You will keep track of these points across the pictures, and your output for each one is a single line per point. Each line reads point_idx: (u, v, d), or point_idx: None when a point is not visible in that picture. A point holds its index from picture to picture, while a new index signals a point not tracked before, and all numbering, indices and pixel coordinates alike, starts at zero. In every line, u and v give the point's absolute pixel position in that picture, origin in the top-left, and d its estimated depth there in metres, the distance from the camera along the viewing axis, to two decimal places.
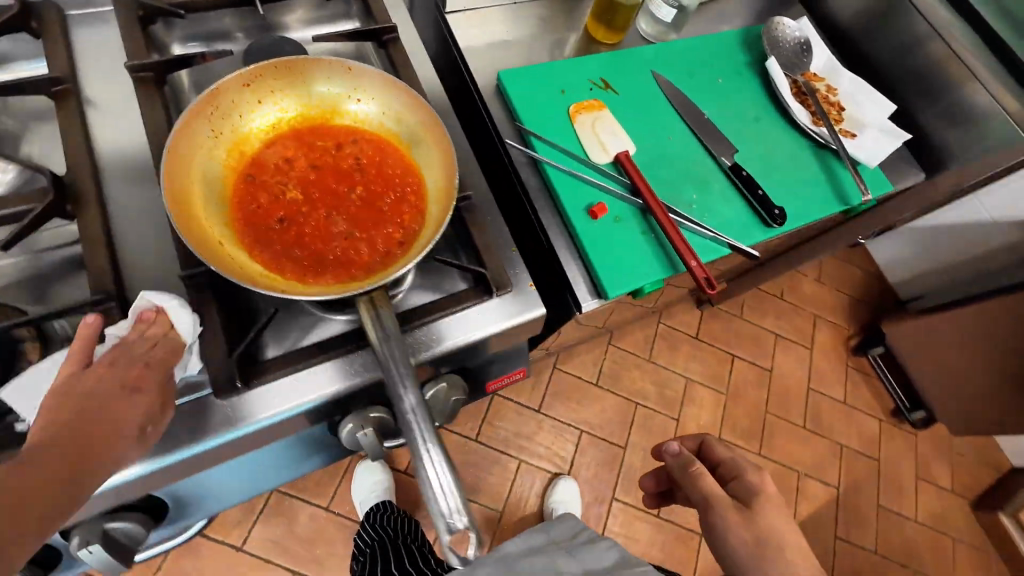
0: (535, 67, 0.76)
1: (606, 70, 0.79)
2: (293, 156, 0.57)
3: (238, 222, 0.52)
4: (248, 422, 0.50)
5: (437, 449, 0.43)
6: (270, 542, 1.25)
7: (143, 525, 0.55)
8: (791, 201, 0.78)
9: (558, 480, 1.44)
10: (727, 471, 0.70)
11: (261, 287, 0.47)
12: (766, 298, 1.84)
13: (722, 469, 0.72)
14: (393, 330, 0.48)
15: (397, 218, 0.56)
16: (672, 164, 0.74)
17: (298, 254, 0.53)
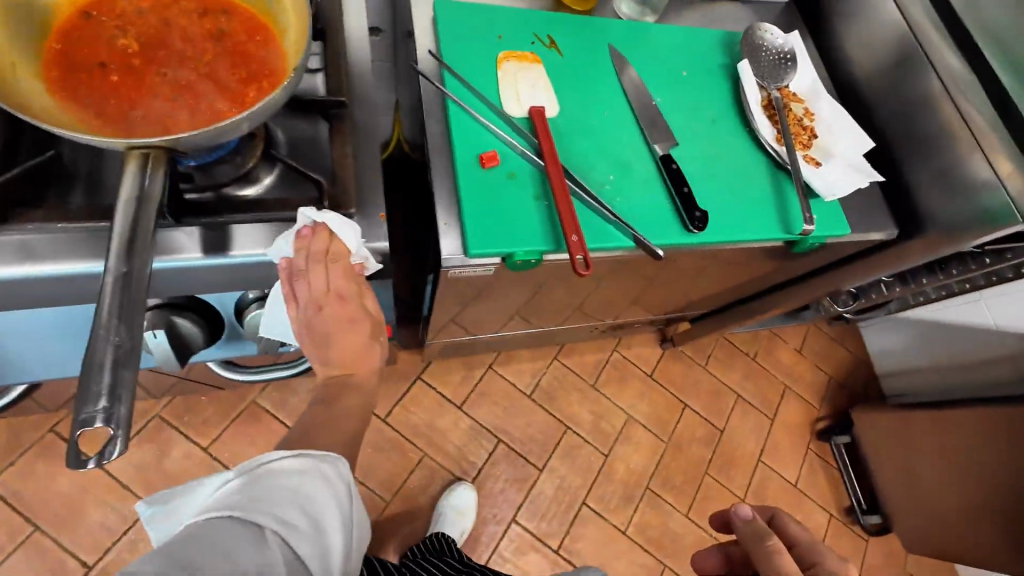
0: (481, 7, 0.70)
1: (557, 31, 0.72)
2: (146, 6, 0.51)
3: (50, 52, 0.47)
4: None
5: (124, 329, 0.35)
6: (133, 466, 1.16)
7: None
8: (725, 213, 0.69)
9: (455, 486, 1.32)
10: (801, 556, 0.58)
11: (21, 111, 0.41)
12: (736, 355, 1.71)
13: (794, 551, 0.59)
14: (151, 195, 0.40)
15: (238, 96, 0.49)
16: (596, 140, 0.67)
17: (105, 102, 0.46)
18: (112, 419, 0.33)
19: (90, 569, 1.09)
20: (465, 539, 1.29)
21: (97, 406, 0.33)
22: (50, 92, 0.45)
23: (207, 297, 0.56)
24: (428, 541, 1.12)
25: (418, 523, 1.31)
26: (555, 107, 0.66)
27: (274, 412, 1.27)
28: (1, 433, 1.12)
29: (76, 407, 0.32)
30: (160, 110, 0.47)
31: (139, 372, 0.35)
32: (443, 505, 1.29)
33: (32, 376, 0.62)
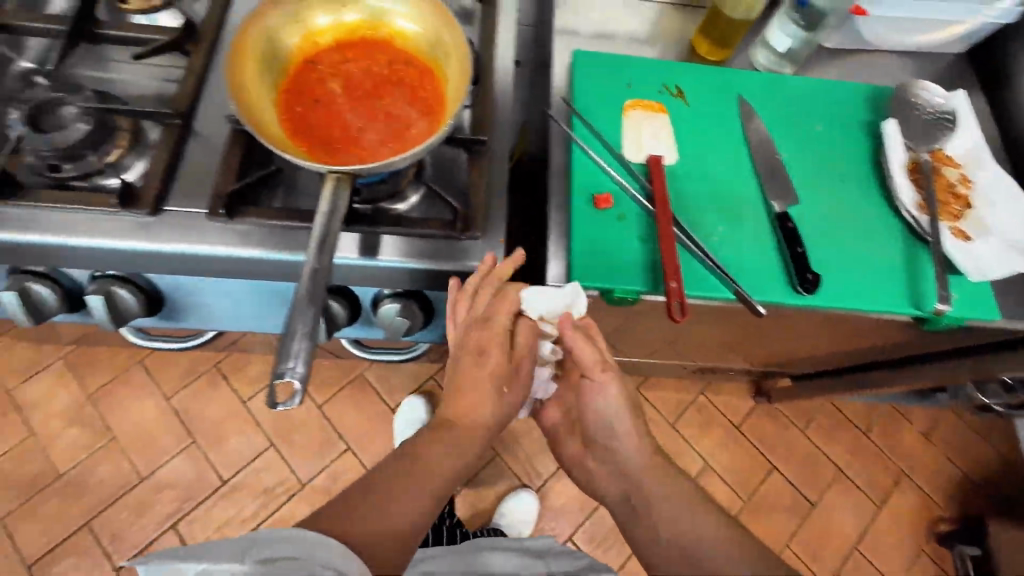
0: (615, 58, 0.76)
1: (685, 81, 0.76)
2: (350, 56, 0.65)
3: (282, 89, 0.62)
4: (222, 243, 0.60)
5: (310, 311, 0.46)
6: (266, 407, 1.41)
7: (140, 304, 0.68)
8: (844, 279, 0.65)
9: (518, 490, 1.38)
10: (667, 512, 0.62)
11: (263, 136, 0.55)
12: (842, 424, 1.54)
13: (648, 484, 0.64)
14: (338, 208, 0.52)
15: (407, 135, 0.61)
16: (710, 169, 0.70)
17: (313, 130, 0.61)
18: (295, 377, 0.43)
19: (224, 483, 1.34)
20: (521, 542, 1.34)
21: (289, 365, 0.44)
22: (279, 121, 0.60)
23: (354, 287, 0.69)
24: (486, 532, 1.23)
25: (481, 516, 1.40)
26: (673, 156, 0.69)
27: (377, 386, 1.45)
28: (185, 361, 1.43)
29: (275, 363, 0.44)
30: (350, 141, 0.61)
31: (316, 346, 0.46)
32: (504, 506, 1.37)
33: (222, 326, 0.80)
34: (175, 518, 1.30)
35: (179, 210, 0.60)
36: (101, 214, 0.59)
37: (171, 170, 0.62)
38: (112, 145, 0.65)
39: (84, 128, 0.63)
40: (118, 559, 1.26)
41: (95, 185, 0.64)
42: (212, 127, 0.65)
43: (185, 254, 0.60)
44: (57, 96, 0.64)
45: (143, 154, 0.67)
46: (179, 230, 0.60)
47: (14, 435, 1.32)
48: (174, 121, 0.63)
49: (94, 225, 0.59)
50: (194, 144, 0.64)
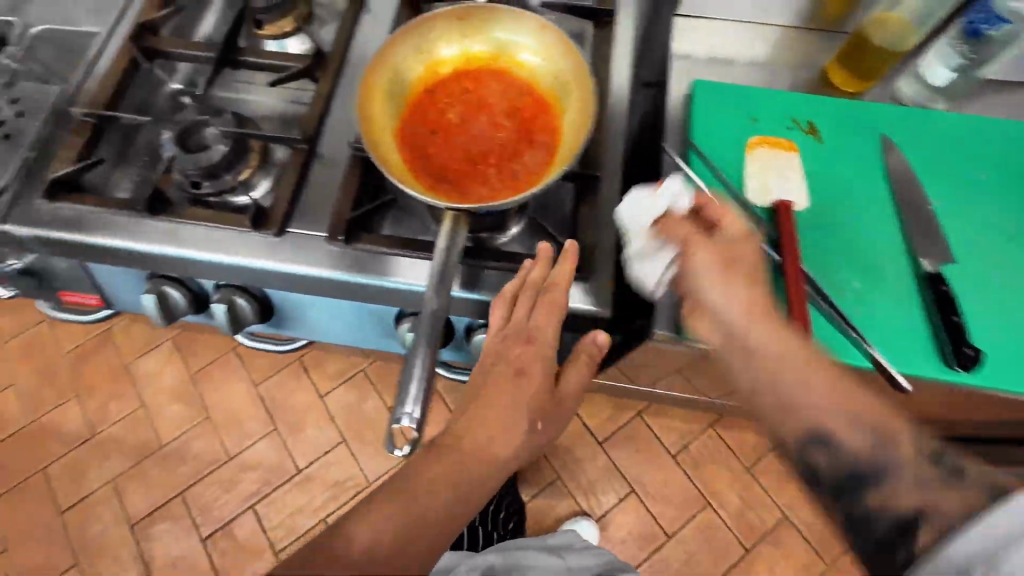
0: (740, 89, 0.72)
1: (818, 117, 0.69)
2: (468, 86, 0.65)
3: (403, 120, 0.62)
4: (337, 267, 0.62)
5: (426, 353, 0.46)
6: (342, 402, 1.49)
7: (253, 312, 0.72)
8: (1014, 356, 0.56)
9: (577, 517, 1.34)
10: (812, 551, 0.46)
11: (386, 169, 0.56)
12: None
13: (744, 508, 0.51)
14: (454, 246, 0.52)
15: (521, 170, 0.60)
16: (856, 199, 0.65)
17: (431, 162, 0.61)
18: (410, 421, 0.44)
19: (299, 471, 1.42)
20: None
21: (406, 409, 0.44)
22: (399, 152, 0.60)
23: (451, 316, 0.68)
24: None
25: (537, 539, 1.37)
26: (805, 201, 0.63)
27: None
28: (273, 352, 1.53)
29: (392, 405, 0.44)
30: (466, 175, 0.61)
31: (429, 389, 0.46)
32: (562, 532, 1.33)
33: (320, 337, 0.84)
34: (255, 498, 1.39)
35: (300, 232, 0.63)
36: (233, 232, 0.63)
37: (295, 194, 0.65)
38: (244, 165, 0.70)
39: (222, 150, 0.67)
40: (204, 530, 1.37)
41: (227, 202, 0.69)
42: (333, 153, 0.68)
43: (301, 276, 0.63)
44: (202, 118, 0.69)
45: (270, 174, 0.72)
46: (298, 252, 0.62)
47: (129, 404, 1.48)
48: (301, 146, 0.66)
49: (224, 241, 0.63)
50: (317, 169, 0.67)
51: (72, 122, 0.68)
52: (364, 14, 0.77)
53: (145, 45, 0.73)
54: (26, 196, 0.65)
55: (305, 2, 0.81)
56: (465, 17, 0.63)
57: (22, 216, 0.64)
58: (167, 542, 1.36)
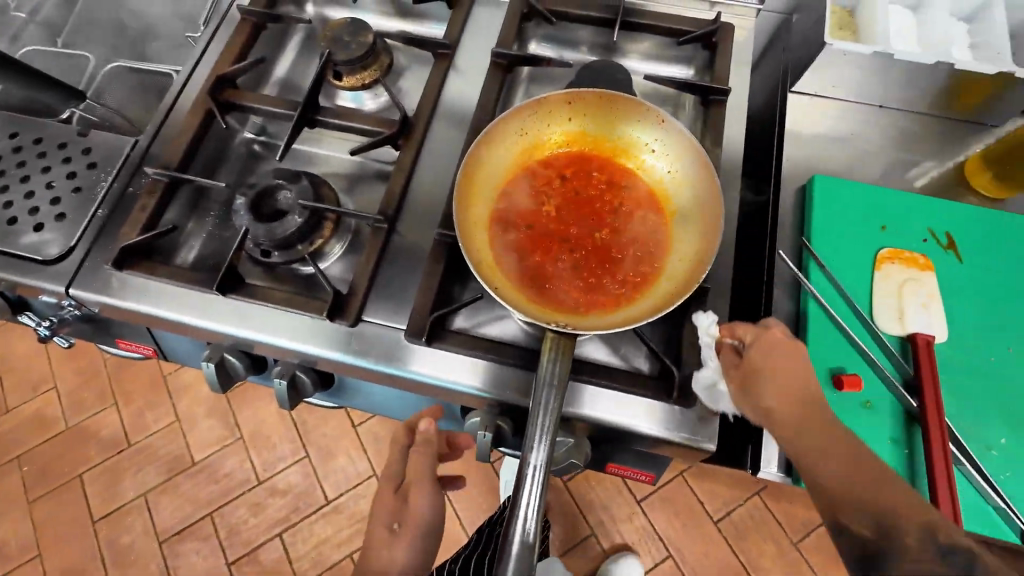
0: (836, 184, 0.64)
1: (1000, 222, 0.61)
2: (569, 173, 0.59)
3: (497, 208, 0.57)
4: (416, 367, 0.58)
5: (526, 521, 0.44)
6: (373, 434, 1.46)
7: (313, 385, 0.68)
8: None
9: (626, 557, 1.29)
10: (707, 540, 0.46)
11: (482, 275, 0.50)
12: None
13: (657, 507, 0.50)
14: (555, 382, 0.47)
15: (625, 276, 0.54)
16: (969, 407, 0.53)
17: (526, 258, 0.55)
18: None
19: (328, 502, 1.40)
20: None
21: None
22: (491, 245, 0.54)
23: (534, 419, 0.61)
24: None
25: None
26: (987, 346, 0.55)
27: None
28: None
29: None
30: (564, 276, 0.55)
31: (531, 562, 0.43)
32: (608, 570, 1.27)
33: (377, 408, 0.79)
34: (283, 525, 1.38)
35: (377, 322, 0.60)
36: (308, 316, 0.60)
37: (372, 278, 0.61)
38: (317, 235, 0.66)
39: (298, 221, 0.63)
40: (231, 555, 1.35)
41: (297, 271, 0.66)
42: (413, 232, 0.64)
43: (377, 371, 0.59)
44: (277, 182, 0.66)
45: (343, 240, 0.68)
46: (375, 347, 0.59)
47: (165, 416, 1.48)
48: (380, 224, 0.62)
49: (298, 330, 0.60)
50: (395, 248, 0.63)
51: (146, 181, 0.65)
52: (451, 74, 0.72)
53: (223, 98, 0.70)
54: (94, 259, 0.63)
55: (388, 52, 0.76)
56: (576, 101, 0.57)
57: (91, 280, 0.62)
58: (194, 561, 1.35)
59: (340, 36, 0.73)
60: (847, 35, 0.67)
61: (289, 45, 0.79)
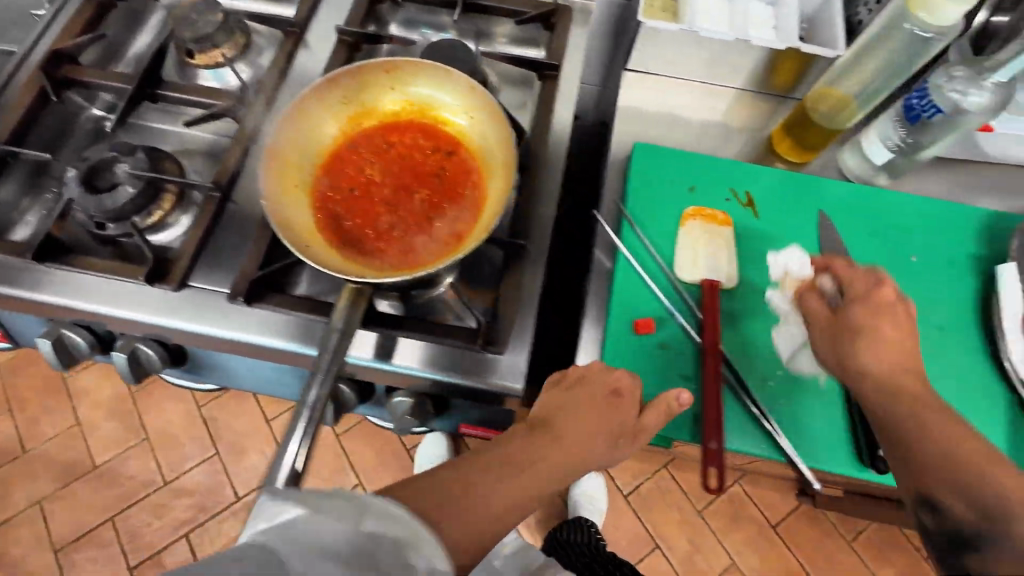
0: (654, 150, 0.69)
1: (793, 182, 0.67)
2: (395, 142, 0.62)
3: (321, 175, 0.59)
4: (239, 328, 0.59)
5: (294, 458, 0.42)
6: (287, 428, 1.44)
7: (160, 360, 0.68)
8: None
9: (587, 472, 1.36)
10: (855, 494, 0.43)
11: (288, 235, 0.52)
12: (890, 537, 1.38)
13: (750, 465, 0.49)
14: (342, 324, 0.49)
15: (440, 236, 0.57)
16: (751, 344, 0.59)
17: (348, 220, 0.58)
18: None
19: (238, 499, 1.37)
20: (602, 517, 1.34)
21: None
22: (310, 208, 0.56)
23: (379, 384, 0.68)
24: (567, 526, 1.22)
25: None
26: (775, 290, 0.61)
27: None
28: None
29: None
30: (383, 237, 0.57)
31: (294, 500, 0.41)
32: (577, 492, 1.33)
33: (240, 383, 0.80)
34: (189, 526, 1.34)
35: (202, 286, 0.60)
36: (133, 283, 0.60)
37: (202, 245, 0.61)
38: (156, 207, 0.66)
39: (131, 192, 0.63)
40: (132, 560, 1.30)
41: (133, 244, 0.65)
42: (251, 201, 0.65)
43: (202, 335, 0.60)
44: (113, 156, 0.65)
45: (187, 213, 0.68)
46: (200, 310, 0.60)
47: (63, 421, 1.41)
48: (213, 193, 0.63)
49: (122, 297, 0.60)
50: (231, 218, 0.64)
51: None
52: (301, 52, 0.74)
53: (61, 74, 0.69)
54: None
55: (244, 31, 0.77)
56: (393, 71, 0.60)
57: None
58: (91, 570, 1.29)
59: (189, 15, 0.73)
60: (667, 17, 0.71)
61: (144, 24, 0.79)
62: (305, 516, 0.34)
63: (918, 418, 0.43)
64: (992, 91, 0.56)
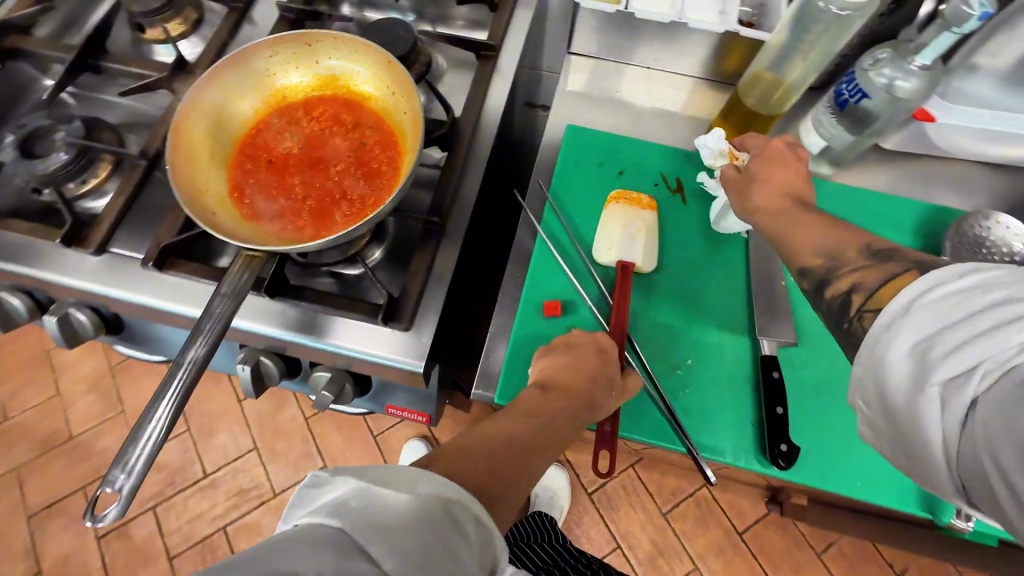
0: (587, 133, 0.68)
1: None
2: (319, 115, 0.62)
3: (239, 144, 0.59)
4: (154, 295, 0.60)
5: (162, 416, 0.43)
6: (257, 409, 1.45)
7: (93, 325, 0.69)
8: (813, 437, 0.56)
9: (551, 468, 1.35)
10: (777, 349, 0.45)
11: (190, 200, 0.52)
12: (863, 551, 1.33)
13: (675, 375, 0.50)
14: (233, 288, 0.49)
15: (352, 209, 0.57)
16: (664, 330, 0.59)
17: (260, 189, 0.58)
18: (121, 491, 0.40)
19: (205, 476, 1.39)
20: (564, 514, 1.32)
21: (117, 472, 0.41)
22: (223, 176, 0.57)
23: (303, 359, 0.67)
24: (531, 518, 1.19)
25: None
26: (694, 278, 0.61)
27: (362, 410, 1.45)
28: None
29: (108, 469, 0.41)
30: (295, 208, 0.57)
31: (157, 455, 0.42)
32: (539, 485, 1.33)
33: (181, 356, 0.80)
34: (156, 500, 1.36)
35: (124, 254, 0.62)
36: (57, 247, 0.61)
37: (124, 212, 0.62)
38: (91, 174, 0.67)
39: (63, 158, 0.64)
40: (99, 530, 1.33)
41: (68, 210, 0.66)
42: None
43: (121, 301, 0.61)
44: (50, 124, 0.66)
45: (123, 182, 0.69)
46: (120, 276, 0.61)
47: (44, 392, 1.46)
48: (140, 162, 0.64)
49: (47, 261, 0.61)
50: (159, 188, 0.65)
51: None
52: (245, 30, 0.75)
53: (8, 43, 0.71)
54: None
55: (195, 7, 0.77)
56: (315, 44, 0.60)
57: None
58: (61, 537, 1.33)
59: None
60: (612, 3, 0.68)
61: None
62: (356, 490, 0.34)
63: (786, 226, 0.47)
64: (918, 75, 0.53)
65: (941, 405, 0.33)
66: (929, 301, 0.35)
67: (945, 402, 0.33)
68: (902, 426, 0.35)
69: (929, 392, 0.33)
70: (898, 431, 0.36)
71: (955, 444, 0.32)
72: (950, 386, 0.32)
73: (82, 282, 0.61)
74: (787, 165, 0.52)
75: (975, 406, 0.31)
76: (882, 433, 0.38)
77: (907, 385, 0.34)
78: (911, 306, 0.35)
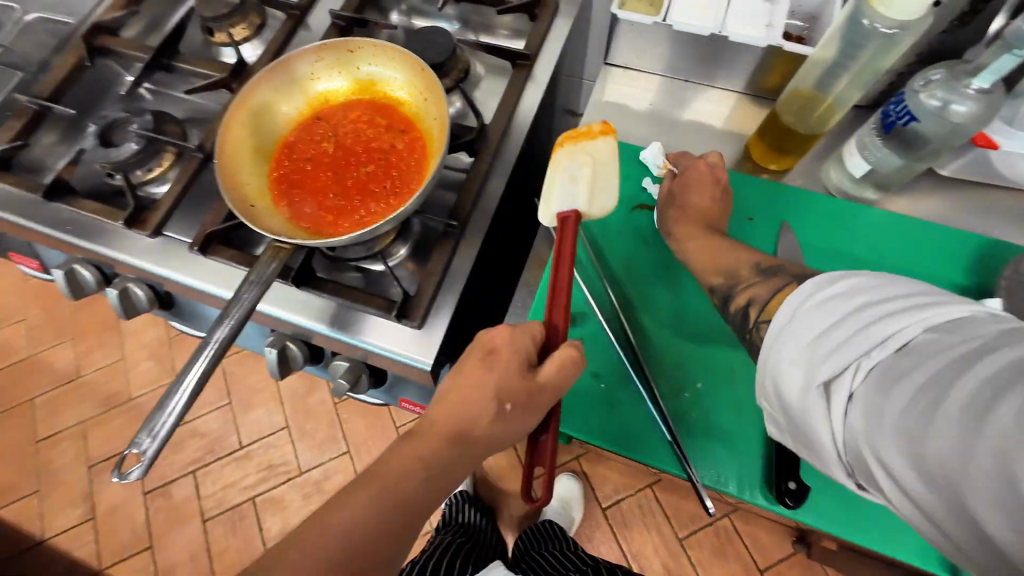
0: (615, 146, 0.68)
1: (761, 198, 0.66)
2: (356, 116, 0.66)
3: (282, 142, 0.64)
4: (198, 277, 0.65)
5: (186, 389, 0.47)
6: (292, 389, 1.54)
7: (147, 300, 0.75)
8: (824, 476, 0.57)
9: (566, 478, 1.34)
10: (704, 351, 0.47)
11: (233, 192, 0.56)
12: None
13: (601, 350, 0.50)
14: (262, 276, 0.53)
15: (378, 207, 0.60)
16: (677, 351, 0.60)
17: (297, 186, 0.62)
18: (145, 453, 0.44)
19: (240, 447, 1.48)
20: (575, 525, 1.31)
21: (143, 436, 0.45)
22: (265, 171, 0.61)
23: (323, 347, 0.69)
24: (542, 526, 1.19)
25: None
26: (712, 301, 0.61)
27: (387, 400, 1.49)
28: None
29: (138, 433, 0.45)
30: (326, 204, 0.61)
31: (180, 425, 0.46)
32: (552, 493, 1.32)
33: None
34: (196, 465, 1.47)
35: (176, 237, 0.68)
36: (121, 227, 0.68)
37: (179, 199, 0.68)
38: (155, 162, 0.73)
39: (133, 147, 0.71)
40: (146, 486, 1.45)
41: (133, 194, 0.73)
42: None
43: (169, 280, 0.66)
44: (126, 116, 0.74)
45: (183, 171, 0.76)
46: (171, 257, 0.67)
47: (112, 355, 1.61)
48: (197, 154, 0.70)
49: (111, 239, 0.68)
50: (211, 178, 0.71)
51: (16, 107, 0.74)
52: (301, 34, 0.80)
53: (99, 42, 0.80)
54: None
55: (259, 12, 0.84)
56: (357, 50, 0.64)
57: None
58: (114, 488, 1.46)
59: None
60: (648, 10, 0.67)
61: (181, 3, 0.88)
62: None
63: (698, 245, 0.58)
64: (975, 99, 0.50)
65: (825, 404, 0.38)
66: (813, 311, 0.41)
67: (829, 400, 0.38)
68: (799, 421, 0.41)
69: (815, 393, 0.39)
70: (796, 425, 0.42)
71: (842, 440, 0.37)
72: (832, 384, 0.38)
73: (139, 261, 0.67)
74: (709, 188, 0.62)
75: (854, 405, 0.36)
76: (793, 432, 0.43)
77: (800, 384, 0.40)
78: (795, 316, 0.42)
